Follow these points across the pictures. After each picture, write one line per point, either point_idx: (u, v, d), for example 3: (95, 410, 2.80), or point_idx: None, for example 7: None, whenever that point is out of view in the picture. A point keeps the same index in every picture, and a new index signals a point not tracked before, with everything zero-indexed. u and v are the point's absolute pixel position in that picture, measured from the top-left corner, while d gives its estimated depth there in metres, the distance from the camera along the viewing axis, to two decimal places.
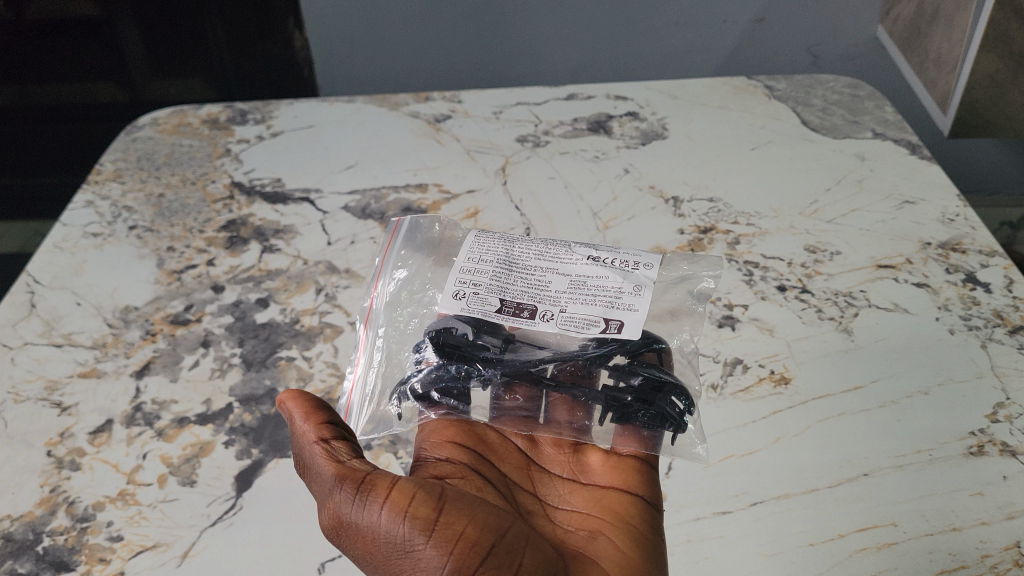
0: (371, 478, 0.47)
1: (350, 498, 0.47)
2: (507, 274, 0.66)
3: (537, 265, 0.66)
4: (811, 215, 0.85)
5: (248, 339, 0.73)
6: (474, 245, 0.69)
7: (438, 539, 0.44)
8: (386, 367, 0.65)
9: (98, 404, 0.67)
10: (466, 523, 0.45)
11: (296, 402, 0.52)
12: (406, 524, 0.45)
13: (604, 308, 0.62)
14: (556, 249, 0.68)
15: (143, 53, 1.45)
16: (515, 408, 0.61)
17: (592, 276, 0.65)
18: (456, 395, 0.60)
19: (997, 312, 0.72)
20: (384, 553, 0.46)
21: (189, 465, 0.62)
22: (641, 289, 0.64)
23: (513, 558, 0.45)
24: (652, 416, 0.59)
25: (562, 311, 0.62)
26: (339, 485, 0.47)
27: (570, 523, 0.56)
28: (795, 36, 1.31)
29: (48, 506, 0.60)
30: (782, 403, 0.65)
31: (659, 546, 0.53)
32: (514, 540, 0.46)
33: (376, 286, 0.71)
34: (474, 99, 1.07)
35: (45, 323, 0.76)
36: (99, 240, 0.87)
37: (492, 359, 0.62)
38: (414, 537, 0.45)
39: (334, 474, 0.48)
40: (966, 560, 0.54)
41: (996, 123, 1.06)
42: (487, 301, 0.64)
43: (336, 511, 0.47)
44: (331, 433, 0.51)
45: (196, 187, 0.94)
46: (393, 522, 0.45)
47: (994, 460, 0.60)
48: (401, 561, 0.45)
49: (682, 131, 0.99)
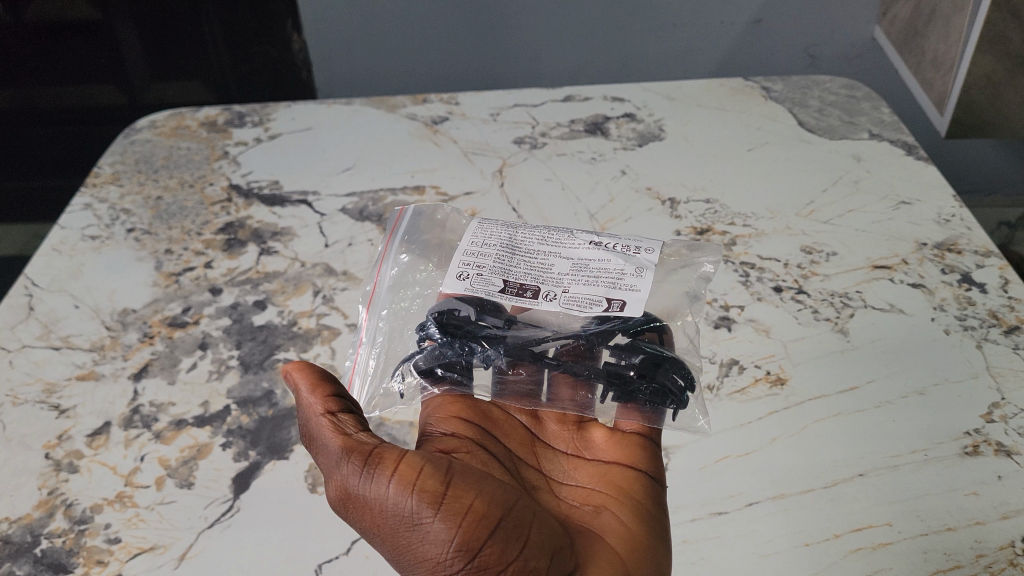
0: (378, 452, 0.48)
1: (357, 471, 0.47)
2: (511, 256, 0.66)
3: (539, 249, 0.67)
4: (808, 216, 0.85)
5: (246, 341, 0.73)
6: (478, 230, 0.69)
7: (445, 512, 0.44)
8: (388, 347, 0.66)
9: (97, 407, 0.68)
10: (474, 497, 0.45)
11: (302, 373, 0.52)
12: (414, 497, 0.45)
13: (607, 289, 0.63)
14: (559, 234, 0.69)
15: (141, 55, 1.44)
16: (518, 383, 0.61)
17: (595, 260, 0.65)
18: (459, 370, 0.60)
19: (993, 312, 0.72)
20: (390, 526, 0.46)
21: (187, 467, 0.62)
22: (643, 270, 0.64)
23: (520, 531, 0.45)
24: (654, 391, 0.59)
25: (565, 291, 0.63)
26: (346, 458, 0.48)
27: (574, 498, 0.55)
28: (793, 38, 1.31)
29: (45, 509, 0.60)
30: (779, 404, 0.65)
31: (663, 524, 0.53)
32: (521, 515, 0.46)
33: (379, 270, 0.72)
34: (471, 100, 1.08)
35: (43, 326, 0.76)
36: (97, 243, 0.87)
37: (495, 336, 0.62)
38: (421, 511, 0.45)
39: (341, 446, 0.48)
40: (961, 559, 0.54)
41: (992, 124, 1.06)
42: (491, 281, 0.63)
43: (343, 484, 0.48)
44: (337, 406, 0.51)
45: (194, 190, 0.94)
46: (401, 495, 0.45)
47: (988, 460, 0.60)
48: (406, 534, 0.45)
49: (679, 133, 0.99)
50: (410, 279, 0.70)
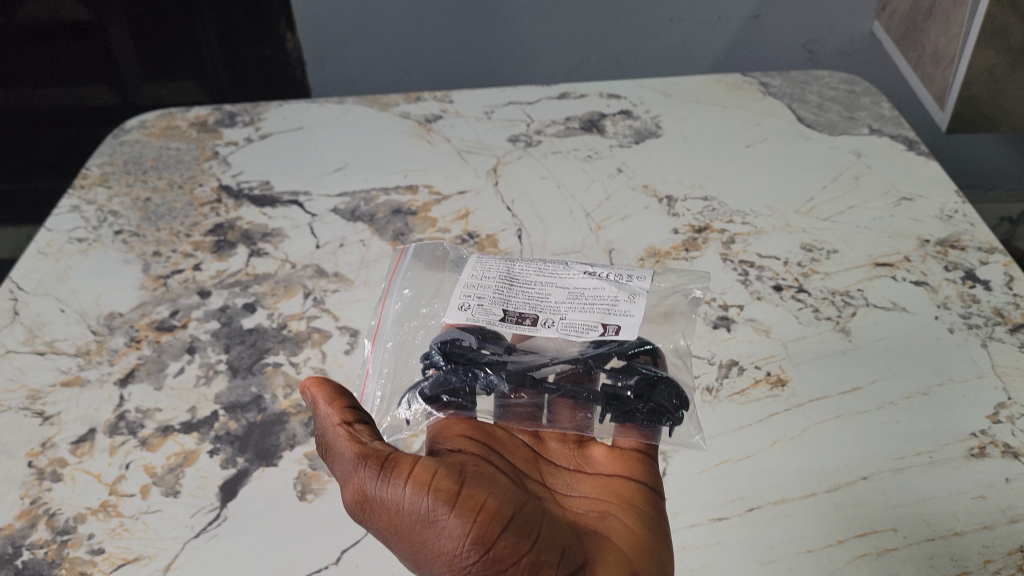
0: (395, 457, 0.47)
1: (374, 477, 0.46)
2: (509, 287, 0.65)
3: (536, 279, 0.66)
4: (807, 214, 0.84)
5: (235, 345, 0.72)
6: (476, 264, 0.68)
7: (460, 508, 0.43)
8: (395, 377, 0.64)
9: (81, 413, 0.66)
10: (488, 496, 0.44)
11: (320, 388, 0.52)
12: (429, 496, 0.44)
13: (601, 315, 0.62)
14: (555, 265, 0.67)
15: (134, 58, 1.40)
16: (520, 407, 0.59)
17: (590, 288, 0.64)
18: (464, 395, 0.59)
19: (998, 310, 0.70)
20: (408, 526, 0.45)
21: (173, 475, 0.61)
22: (636, 296, 0.63)
23: (532, 528, 0.43)
24: (650, 411, 0.57)
25: (562, 318, 0.62)
26: (362, 463, 0.47)
27: (579, 506, 0.54)
28: (792, 33, 1.30)
29: (27, 519, 0.59)
30: (780, 405, 0.63)
31: (665, 526, 0.52)
32: (532, 514, 0.44)
33: (382, 305, 0.70)
34: (465, 98, 1.06)
35: (29, 331, 0.75)
36: (84, 246, 0.85)
37: (496, 363, 0.61)
38: (437, 508, 0.43)
39: (356, 452, 0.47)
40: (969, 566, 0.53)
41: (995, 118, 1.04)
42: (491, 311, 0.63)
43: (360, 488, 0.46)
44: (354, 417, 0.50)
45: (183, 191, 0.93)
46: (416, 495, 0.44)
47: (996, 462, 0.59)
48: (423, 532, 0.44)
49: (676, 130, 0.98)
50: (414, 312, 0.68)
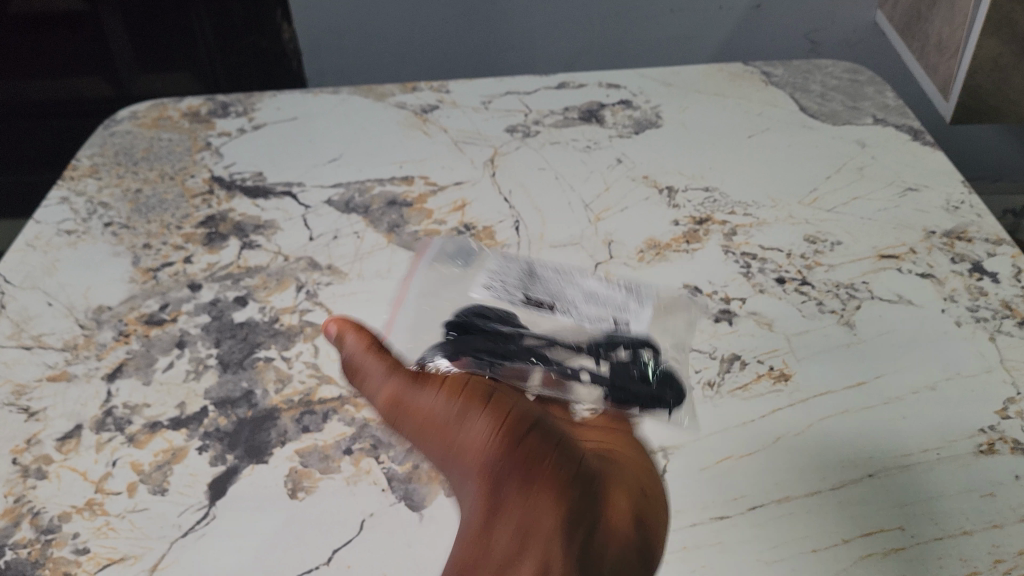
0: (426, 372, 0.56)
1: (410, 387, 0.56)
2: (529, 279, 0.67)
3: (556, 276, 0.67)
4: (810, 205, 0.82)
5: (225, 339, 0.70)
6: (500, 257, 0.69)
7: (486, 412, 0.53)
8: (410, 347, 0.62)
9: (67, 409, 0.64)
10: (507, 404, 0.54)
11: (348, 324, 0.59)
12: (458, 403, 0.54)
13: (614, 311, 0.63)
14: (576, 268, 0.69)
15: (128, 49, 1.37)
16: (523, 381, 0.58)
17: (606, 288, 0.66)
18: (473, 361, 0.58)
19: (1005, 303, 0.69)
20: (439, 427, 0.54)
21: (161, 472, 0.59)
22: (649, 301, 0.65)
23: (545, 432, 0.53)
24: (648, 400, 0.58)
25: (576, 310, 0.63)
26: (399, 376, 0.56)
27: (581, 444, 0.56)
28: (794, 22, 1.28)
29: (11, 518, 0.57)
30: (783, 401, 0.62)
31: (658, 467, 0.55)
32: (545, 423, 0.53)
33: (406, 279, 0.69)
34: (462, 88, 1.04)
35: (15, 324, 0.73)
36: (73, 238, 0.84)
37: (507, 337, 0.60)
38: (466, 411, 0.54)
39: (392, 368, 0.57)
40: (978, 566, 0.51)
41: (1000, 109, 1.02)
42: (509, 295, 0.65)
43: (396, 396, 0.56)
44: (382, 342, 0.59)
45: (174, 182, 0.91)
46: (448, 402, 0.54)
47: (1005, 459, 0.57)
48: (453, 432, 0.54)
49: (676, 120, 0.96)
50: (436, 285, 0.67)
